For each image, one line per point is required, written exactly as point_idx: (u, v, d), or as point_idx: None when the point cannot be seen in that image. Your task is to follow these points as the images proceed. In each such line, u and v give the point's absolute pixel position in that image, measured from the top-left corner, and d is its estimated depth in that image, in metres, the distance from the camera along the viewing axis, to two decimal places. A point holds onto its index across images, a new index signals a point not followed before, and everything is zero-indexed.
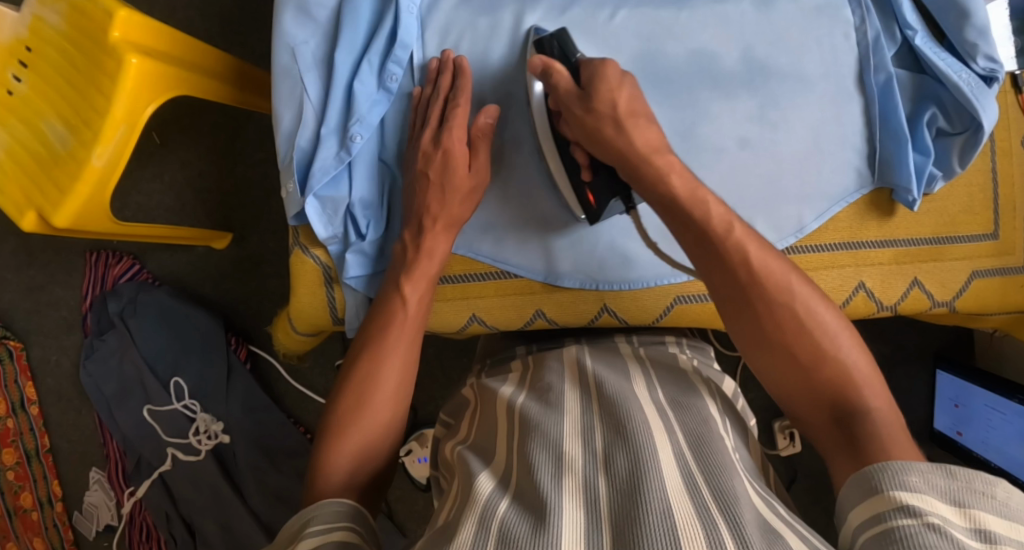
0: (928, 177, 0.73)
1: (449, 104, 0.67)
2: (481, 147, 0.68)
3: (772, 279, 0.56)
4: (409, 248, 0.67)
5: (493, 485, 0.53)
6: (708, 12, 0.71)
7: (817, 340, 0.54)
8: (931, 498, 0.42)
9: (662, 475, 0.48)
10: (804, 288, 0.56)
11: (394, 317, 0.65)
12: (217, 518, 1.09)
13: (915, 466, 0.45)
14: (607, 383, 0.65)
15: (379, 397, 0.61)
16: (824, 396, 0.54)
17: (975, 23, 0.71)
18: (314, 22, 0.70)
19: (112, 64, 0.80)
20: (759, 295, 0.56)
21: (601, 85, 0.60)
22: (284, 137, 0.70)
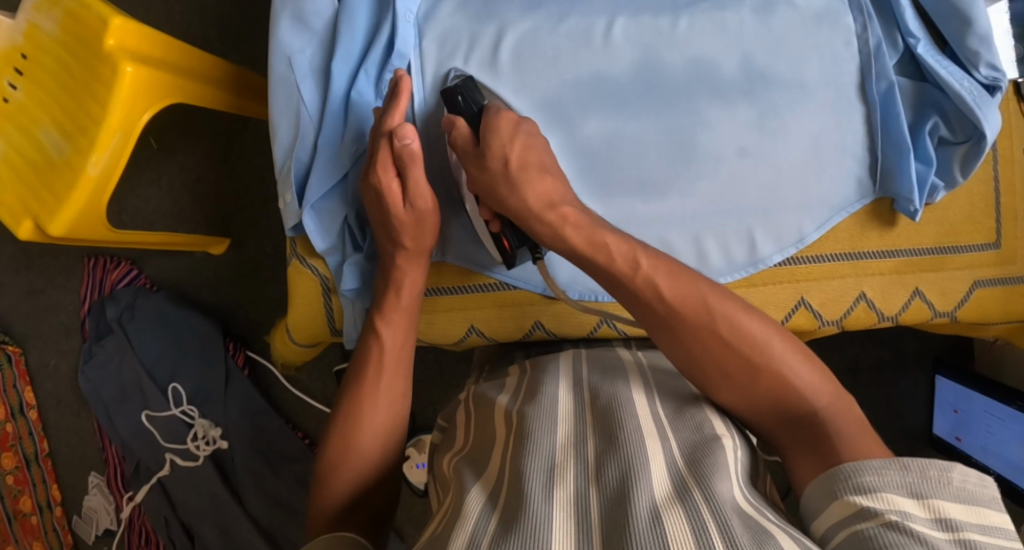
0: (930, 187, 0.72)
1: (378, 136, 0.63)
2: (412, 170, 0.61)
3: (689, 305, 0.58)
4: (382, 280, 0.67)
5: (484, 503, 0.51)
6: (707, 20, 0.70)
7: (745, 354, 0.56)
8: (887, 496, 0.45)
9: (650, 484, 0.48)
10: (722, 302, 0.58)
11: (371, 346, 0.65)
12: (216, 523, 1.08)
13: (868, 464, 0.47)
14: (602, 391, 0.65)
15: (365, 432, 0.63)
16: (767, 403, 0.57)
17: (977, 31, 0.70)
18: (311, 30, 0.69)
19: (107, 73, 0.80)
20: (679, 325, 0.58)
21: (493, 141, 0.60)
22: (282, 147, 0.70)
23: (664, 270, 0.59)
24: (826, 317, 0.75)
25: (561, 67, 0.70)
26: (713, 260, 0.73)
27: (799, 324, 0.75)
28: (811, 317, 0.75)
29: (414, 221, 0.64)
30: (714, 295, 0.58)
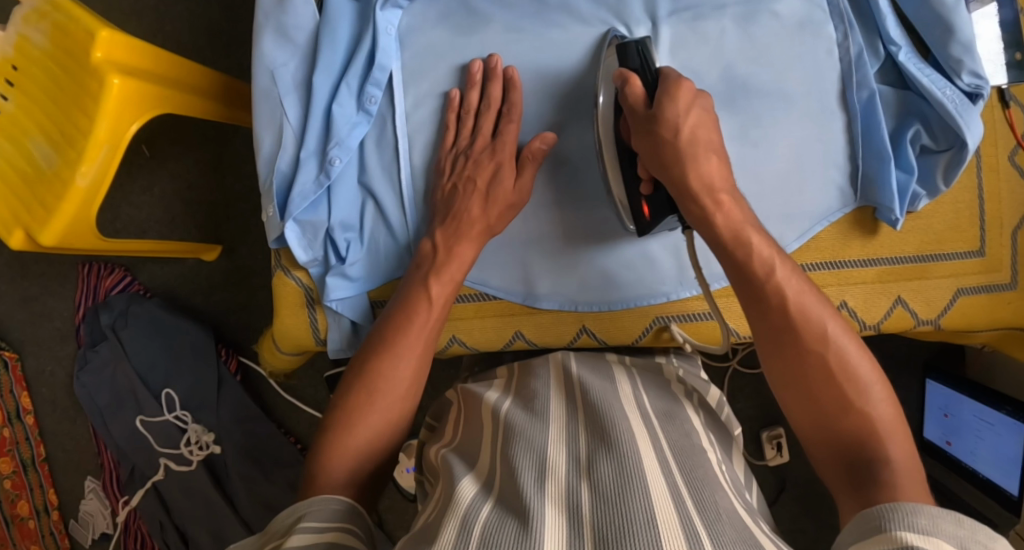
0: (911, 196, 0.72)
1: (504, 119, 0.69)
2: (530, 167, 0.68)
3: (812, 328, 0.55)
4: (438, 249, 0.67)
5: (476, 491, 0.53)
6: (689, 31, 0.70)
7: (845, 392, 0.54)
8: (940, 545, 0.40)
9: (647, 481, 0.49)
10: (844, 340, 0.55)
11: (416, 310, 0.65)
12: (209, 528, 1.09)
13: (926, 508, 0.43)
14: (593, 389, 0.65)
15: (389, 390, 0.62)
16: (846, 445, 0.53)
17: (960, 39, 0.70)
18: (293, 44, 0.70)
19: (95, 86, 0.81)
20: (798, 342, 0.56)
21: (669, 108, 0.58)
22: (265, 160, 0.70)
23: (798, 288, 0.57)
24: None
25: (542, 79, 0.70)
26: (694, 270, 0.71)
27: None
28: None
29: (512, 193, 0.68)
30: (836, 330, 0.56)
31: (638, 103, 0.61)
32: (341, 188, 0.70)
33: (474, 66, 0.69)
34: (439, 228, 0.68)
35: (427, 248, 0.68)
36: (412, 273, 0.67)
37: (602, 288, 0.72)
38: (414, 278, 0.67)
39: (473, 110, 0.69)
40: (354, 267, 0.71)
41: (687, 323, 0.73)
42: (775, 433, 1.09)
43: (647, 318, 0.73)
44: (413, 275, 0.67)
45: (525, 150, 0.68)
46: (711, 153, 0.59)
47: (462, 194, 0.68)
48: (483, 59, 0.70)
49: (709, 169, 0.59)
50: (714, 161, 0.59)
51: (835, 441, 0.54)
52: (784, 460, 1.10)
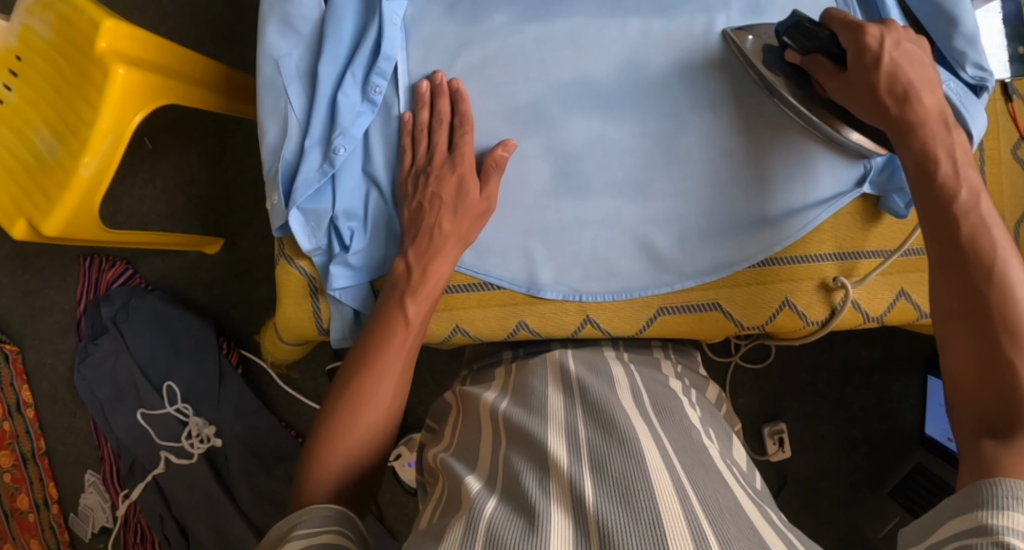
0: None
1: (459, 132, 0.69)
2: (494, 175, 0.69)
3: (984, 258, 0.56)
4: (413, 269, 0.67)
5: (482, 489, 0.52)
6: (694, 23, 0.71)
7: (1009, 319, 0.54)
8: (1016, 516, 0.43)
9: (650, 476, 0.48)
10: (1018, 270, 0.56)
11: (386, 334, 0.65)
12: (209, 522, 1.09)
13: (1007, 482, 0.45)
14: (590, 386, 0.65)
15: (366, 416, 0.63)
16: (989, 390, 0.53)
17: (964, 31, 0.70)
18: (297, 34, 0.70)
19: (99, 76, 0.81)
20: (975, 271, 0.56)
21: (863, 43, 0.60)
22: (269, 150, 0.70)
23: (977, 220, 0.57)
24: (810, 317, 0.73)
25: (546, 70, 0.70)
26: (697, 260, 0.71)
27: (782, 325, 0.74)
28: (795, 318, 0.73)
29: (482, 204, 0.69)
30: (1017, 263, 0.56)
31: (829, 71, 0.63)
32: (345, 177, 0.70)
33: (422, 86, 0.69)
34: (410, 246, 0.68)
35: (401, 268, 0.67)
36: (388, 293, 0.67)
37: (604, 277, 0.72)
38: (388, 300, 0.67)
39: (428, 129, 0.70)
40: (356, 256, 0.71)
41: (691, 314, 0.73)
42: (776, 428, 1.10)
43: (651, 308, 0.73)
44: (387, 296, 0.67)
45: (490, 159, 0.68)
46: (929, 82, 0.61)
47: (431, 208, 0.68)
48: (427, 78, 0.70)
49: (929, 101, 0.60)
50: (930, 92, 0.61)
51: (980, 384, 0.54)
52: (784, 455, 1.10)
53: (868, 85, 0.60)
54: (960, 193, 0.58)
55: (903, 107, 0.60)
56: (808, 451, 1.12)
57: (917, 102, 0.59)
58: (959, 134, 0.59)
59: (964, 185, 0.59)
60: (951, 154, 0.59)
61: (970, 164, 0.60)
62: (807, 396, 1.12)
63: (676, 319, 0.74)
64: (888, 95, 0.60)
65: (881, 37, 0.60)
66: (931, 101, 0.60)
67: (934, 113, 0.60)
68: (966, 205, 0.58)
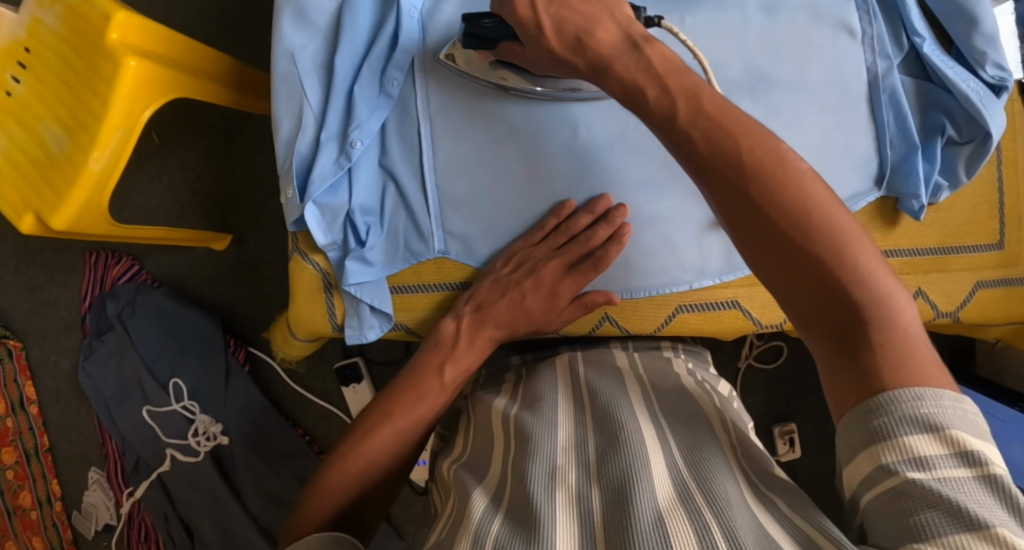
0: (934, 186, 0.72)
1: (567, 235, 0.69)
2: (577, 306, 0.70)
3: (738, 162, 0.43)
4: (458, 334, 0.69)
5: (487, 502, 0.52)
6: (711, 20, 0.71)
7: (808, 217, 0.42)
8: (907, 444, 0.38)
9: (653, 484, 0.47)
10: (773, 151, 0.43)
11: (427, 388, 0.66)
12: (215, 521, 1.09)
13: (887, 395, 0.39)
14: (600, 391, 0.64)
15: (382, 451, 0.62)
16: (834, 320, 0.41)
17: (983, 31, 0.70)
18: (313, 27, 0.69)
19: (109, 67, 0.80)
20: (737, 174, 0.43)
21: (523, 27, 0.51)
22: (283, 143, 0.70)
23: (707, 125, 0.44)
24: None
25: None
26: (716, 258, 0.70)
27: None
28: None
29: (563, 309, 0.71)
30: (765, 133, 0.45)
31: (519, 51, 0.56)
32: (362, 171, 0.70)
33: (604, 202, 0.68)
34: (465, 313, 0.70)
35: (450, 331, 0.69)
36: (430, 350, 0.68)
37: (623, 275, 0.71)
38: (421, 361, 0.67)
39: (554, 232, 0.69)
40: (372, 251, 0.70)
41: (709, 312, 0.73)
42: (786, 429, 1.09)
43: (669, 307, 0.73)
44: (430, 349, 0.68)
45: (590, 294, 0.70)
46: (601, 11, 0.48)
47: (507, 300, 0.69)
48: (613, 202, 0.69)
49: (606, 35, 0.48)
50: (608, 23, 0.48)
51: (823, 313, 0.42)
52: (794, 456, 1.10)
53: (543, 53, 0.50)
54: (676, 108, 0.45)
55: (587, 58, 0.48)
56: (818, 451, 1.12)
57: (591, 48, 0.47)
58: (649, 47, 0.46)
59: (679, 97, 0.45)
60: (653, 76, 0.45)
61: (681, 71, 0.46)
62: (817, 397, 1.12)
63: (693, 318, 0.73)
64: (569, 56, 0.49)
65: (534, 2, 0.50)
66: (609, 36, 0.47)
67: (613, 48, 0.47)
68: (691, 118, 0.45)
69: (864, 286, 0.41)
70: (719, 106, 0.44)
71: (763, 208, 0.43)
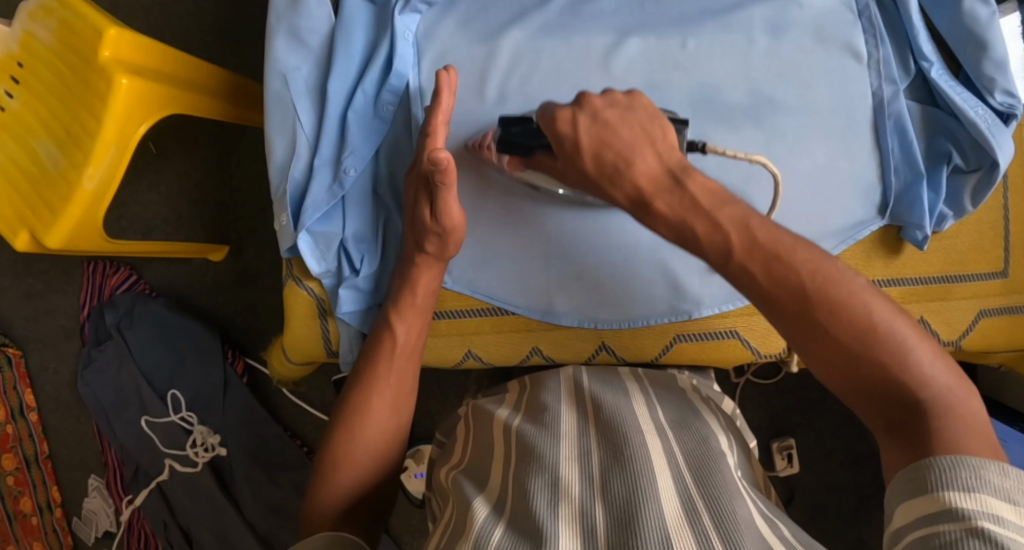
0: (938, 215, 0.71)
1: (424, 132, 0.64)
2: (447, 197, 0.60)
3: (794, 277, 0.45)
4: (399, 278, 0.67)
5: (489, 511, 0.51)
6: (713, 41, 0.69)
7: (873, 331, 0.43)
8: (982, 498, 0.36)
9: (660, 502, 0.46)
10: (832, 272, 0.45)
11: (382, 346, 0.64)
12: (214, 532, 1.09)
13: (965, 460, 0.38)
14: (604, 401, 0.63)
15: (369, 428, 0.62)
16: (901, 424, 0.43)
17: (993, 57, 0.68)
18: (306, 48, 0.68)
19: (102, 85, 0.80)
20: (794, 298, 0.45)
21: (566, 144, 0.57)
22: (277, 166, 0.69)
23: (763, 257, 0.46)
24: None
25: (564, 92, 0.69)
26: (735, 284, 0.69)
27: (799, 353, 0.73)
28: None
29: (441, 236, 0.63)
30: (818, 255, 0.46)
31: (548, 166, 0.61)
32: (355, 199, 0.69)
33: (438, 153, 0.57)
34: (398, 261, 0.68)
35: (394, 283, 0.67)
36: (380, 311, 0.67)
37: (621, 303, 0.70)
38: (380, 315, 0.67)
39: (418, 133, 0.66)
40: (366, 278, 0.69)
41: (709, 342, 0.71)
42: (785, 444, 1.09)
43: (667, 336, 0.71)
44: (380, 313, 0.67)
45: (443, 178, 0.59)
46: (643, 142, 0.54)
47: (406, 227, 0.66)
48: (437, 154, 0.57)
49: (645, 166, 0.53)
50: (648, 152, 0.53)
51: (887, 415, 0.43)
52: (793, 471, 1.09)
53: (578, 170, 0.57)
54: (730, 243, 0.47)
55: (625, 189, 0.54)
56: (817, 466, 1.12)
57: (629, 178, 0.53)
58: (693, 182, 0.50)
59: (730, 229, 0.48)
60: (701, 211, 0.49)
61: (726, 200, 0.49)
62: (818, 412, 1.11)
63: (692, 348, 0.72)
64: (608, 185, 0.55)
65: (574, 120, 0.57)
66: (649, 165, 0.53)
67: (653, 184, 0.52)
68: (745, 249, 0.47)
69: (926, 386, 0.42)
70: (771, 235, 0.47)
71: (829, 327, 0.44)
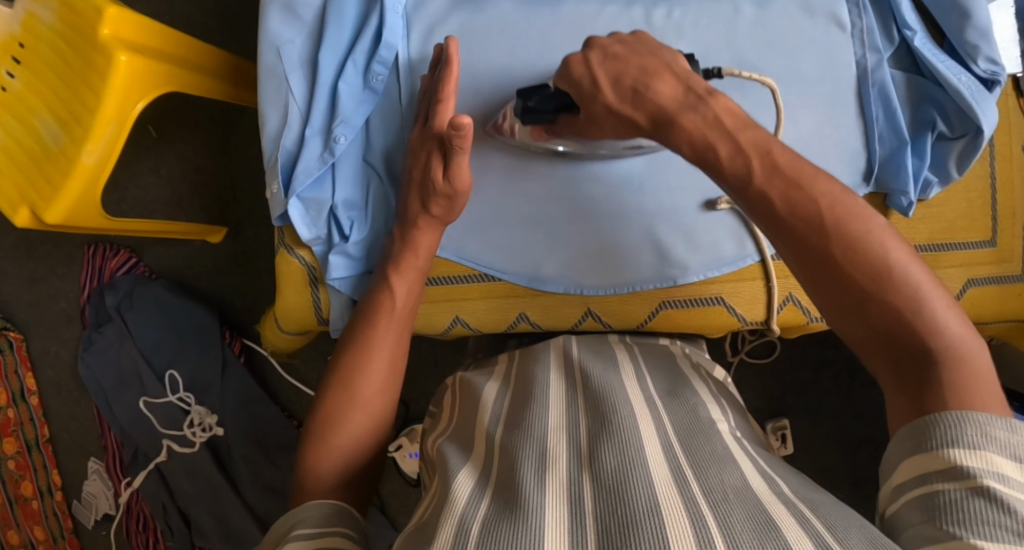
0: (923, 182, 0.72)
1: (432, 100, 0.66)
2: (460, 159, 0.62)
3: (813, 209, 0.47)
4: (398, 239, 0.68)
5: (473, 484, 0.47)
6: (699, 11, 0.70)
7: (886, 273, 0.45)
8: (987, 455, 0.38)
9: (649, 470, 0.44)
10: (850, 207, 0.47)
11: (382, 307, 0.65)
12: (213, 511, 1.11)
13: (972, 416, 0.39)
14: (594, 375, 0.62)
15: (368, 389, 0.61)
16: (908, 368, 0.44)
17: (976, 24, 0.69)
18: (300, 21, 0.69)
19: (101, 62, 0.81)
20: (812, 232, 0.47)
21: (585, 90, 0.58)
22: (269, 137, 0.70)
23: (784, 185, 0.48)
24: (814, 312, 0.72)
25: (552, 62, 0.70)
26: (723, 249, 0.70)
27: (787, 319, 0.72)
28: (798, 313, 0.72)
29: (448, 197, 0.65)
30: (840, 192, 0.48)
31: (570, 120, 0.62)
32: (345, 166, 0.70)
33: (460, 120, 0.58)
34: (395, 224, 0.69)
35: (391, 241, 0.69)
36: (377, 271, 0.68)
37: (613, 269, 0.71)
38: (378, 277, 0.68)
39: (421, 96, 0.68)
40: (355, 245, 0.70)
41: (694, 308, 0.72)
42: (779, 425, 1.09)
43: (653, 302, 0.71)
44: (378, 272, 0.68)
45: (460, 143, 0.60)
46: (659, 66, 0.55)
47: (407, 190, 0.67)
48: (456, 120, 0.58)
49: (665, 89, 0.54)
50: (667, 76, 0.55)
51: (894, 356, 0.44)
52: (787, 452, 1.10)
53: (598, 106, 0.57)
54: (751, 168, 0.49)
55: (646, 110, 0.54)
56: (811, 446, 1.12)
57: (651, 100, 0.54)
58: (716, 101, 0.51)
59: (750, 153, 0.49)
60: (724, 131, 0.50)
61: (747, 124, 0.51)
62: (813, 393, 1.11)
63: (678, 314, 0.72)
64: (629, 108, 0.55)
65: (586, 59, 0.58)
66: (670, 90, 0.54)
67: (675, 103, 0.53)
68: (765, 175, 0.49)
69: (941, 335, 0.43)
70: (791, 162, 0.48)
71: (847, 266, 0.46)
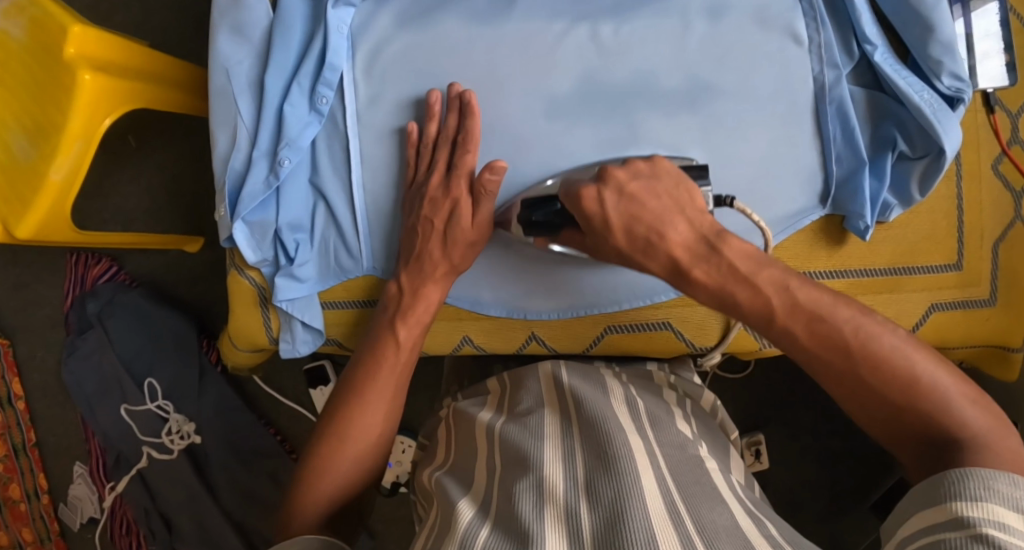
0: (883, 205, 0.69)
1: (443, 145, 0.67)
2: (484, 203, 0.66)
3: (837, 326, 0.50)
4: (404, 293, 0.68)
5: (475, 511, 0.49)
6: (649, 26, 0.68)
7: (914, 384, 0.47)
8: (986, 506, 0.38)
9: (644, 500, 0.43)
10: (874, 331, 0.49)
11: (386, 354, 0.66)
12: (191, 518, 1.12)
13: (975, 473, 0.40)
14: (584, 396, 0.60)
15: (363, 428, 0.64)
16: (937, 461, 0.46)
17: (941, 38, 0.66)
18: (248, 43, 0.69)
19: (67, 80, 0.82)
20: (837, 353, 0.50)
21: (596, 224, 0.58)
22: (219, 159, 0.70)
23: (805, 318, 0.51)
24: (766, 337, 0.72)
25: (499, 83, 0.69)
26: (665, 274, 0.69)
27: (739, 346, 0.72)
28: (751, 340, 0.72)
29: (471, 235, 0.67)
30: (863, 315, 0.50)
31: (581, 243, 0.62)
32: (292, 189, 0.70)
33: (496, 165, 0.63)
34: (404, 270, 0.69)
35: (393, 291, 0.69)
36: (381, 315, 0.69)
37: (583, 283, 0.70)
38: (381, 322, 0.68)
39: (419, 137, 0.68)
40: (302, 268, 0.71)
41: (638, 332, 0.73)
42: (753, 440, 1.08)
43: (597, 326, 0.73)
44: (381, 319, 0.69)
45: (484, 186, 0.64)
46: (672, 211, 0.56)
47: (422, 235, 0.68)
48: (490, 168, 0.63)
49: (678, 235, 0.55)
50: (680, 221, 0.56)
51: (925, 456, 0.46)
52: (762, 467, 1.08)
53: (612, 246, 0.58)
54: (771, 307, 0.52)
55: (660, 260, 0.56)
56: (787, 461, 1.11)
57: (663, 250, 0.56)
58: (729, 252, 0.53)
59: (771, 294, 0.52)
60: (738, 281, 0.53)
61: (763, 265, 0.53)
62: (787, 407, 1.11)
63: (622, 338, 0.73)
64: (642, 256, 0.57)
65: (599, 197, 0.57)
66: (683, 234, 0.55)
67: (690, 253, 0.55)
68: (786, 310, 0.52)
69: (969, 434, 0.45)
70: (811, 297, 0.51)
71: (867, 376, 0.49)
